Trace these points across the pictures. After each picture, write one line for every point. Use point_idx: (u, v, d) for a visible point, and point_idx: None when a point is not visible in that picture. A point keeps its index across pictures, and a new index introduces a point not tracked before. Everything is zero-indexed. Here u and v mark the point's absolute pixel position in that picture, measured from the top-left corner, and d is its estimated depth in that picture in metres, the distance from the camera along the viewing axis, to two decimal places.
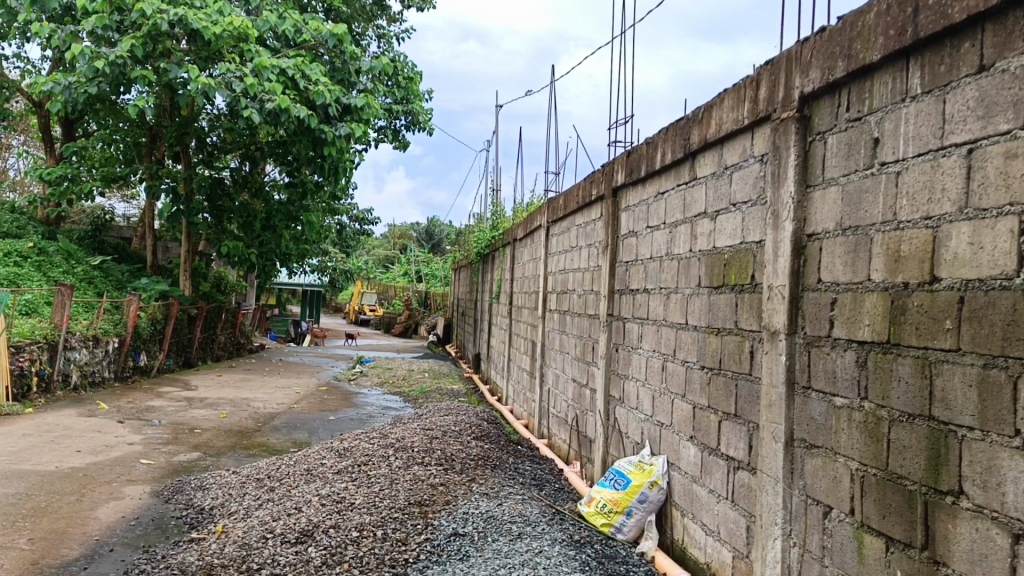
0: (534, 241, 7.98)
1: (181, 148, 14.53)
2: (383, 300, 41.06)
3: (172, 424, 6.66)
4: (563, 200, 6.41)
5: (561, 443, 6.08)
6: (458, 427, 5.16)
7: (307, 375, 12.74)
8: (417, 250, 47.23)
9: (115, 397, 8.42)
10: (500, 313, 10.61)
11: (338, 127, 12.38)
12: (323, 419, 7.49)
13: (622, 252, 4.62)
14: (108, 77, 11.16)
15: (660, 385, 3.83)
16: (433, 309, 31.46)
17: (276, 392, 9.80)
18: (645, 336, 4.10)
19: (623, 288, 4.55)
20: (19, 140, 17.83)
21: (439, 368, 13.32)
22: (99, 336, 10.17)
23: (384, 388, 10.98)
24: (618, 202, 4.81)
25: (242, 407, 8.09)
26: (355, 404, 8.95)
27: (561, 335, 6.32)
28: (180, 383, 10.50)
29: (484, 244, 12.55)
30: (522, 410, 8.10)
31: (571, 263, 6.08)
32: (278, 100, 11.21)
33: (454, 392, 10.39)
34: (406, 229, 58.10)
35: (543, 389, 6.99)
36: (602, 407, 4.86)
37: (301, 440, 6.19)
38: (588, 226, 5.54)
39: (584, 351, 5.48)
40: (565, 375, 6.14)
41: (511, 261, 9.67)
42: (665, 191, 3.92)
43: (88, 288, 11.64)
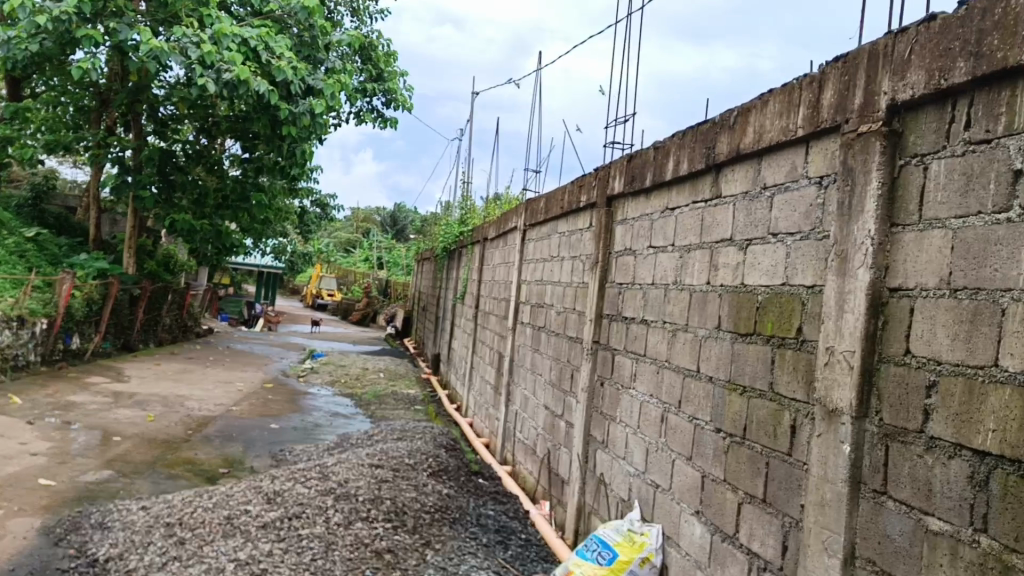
0: (506, 244, 7.35)
1: (132, 117, 13.61)
2: (342, 286, 40.16)
3: (89, 428, 5.90)
4: (544, 203, 5.77)
5: (526, 474, 5.46)
6: (413, 461, 4.49)
7: (254, 367, 11.97)
8: (380, 236, 46.30)
9: (33, 387, 7.61)
10: (464, 316, 9.96)
11: (301, 106, 11.64)
12: (263, 427, 6.78)
13: (615, 271, 4.00)
14: (52, 34, 10.33)
15: (658, 438, 3.22)
16: (393, 298, 30.67)
17: (216, 388, 9.05)
18: (641, 375, 3.49)
19: (614, 315, 3.94)
20: None
21: (395, 367, 12.65)
22: (25, 317, 9.28)
23: (335, 388, 10.28)
24: (612, 213, 4.19)
25: (175, 407, 7.33)
26: (302, 408, 8.26)
27: (534, 353, 5.69)
28: (112, 371, 9.69)
29: (450, 239, 11.92)
30: (482, 426, 7.47)
31: (550, 274, 5.46)
32: (237, 72, 10.40)
33: (410, 398, 9.73)
34: (370, 214, 57.13)
35: (509, 408, 6.36)
36: (580, 447, 4.25)
37: (235, 457, 5.48)
38: (573, 237, 4.91)
39: (560, 377, 4.86)
40: (534, 399, 5.52)
41: (479, 261, 9.02)
42: (677, 208, 3.30)
43: (19, 262, 10.73)
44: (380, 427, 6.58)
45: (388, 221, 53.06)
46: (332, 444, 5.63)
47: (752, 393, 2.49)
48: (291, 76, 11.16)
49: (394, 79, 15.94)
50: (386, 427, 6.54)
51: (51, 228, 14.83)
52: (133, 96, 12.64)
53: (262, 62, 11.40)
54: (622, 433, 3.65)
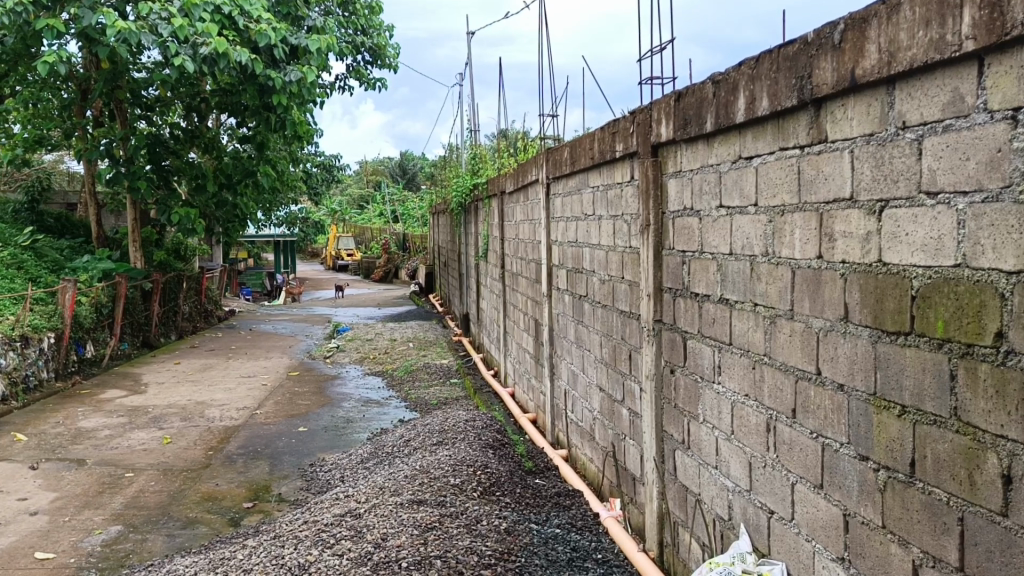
0: (528, 199, 6.61)
1: (115, 103, 12.85)
2: (360, 245, 39.63)
3: (99, 464, 5.33)
4: (570, 152, 5.03)
5: (585, 462, 4.84)
6: (461, 482, 3.86)
7: (278, 352, 11.40)
8: (392, 188, 45.38)
9: (42, 415, 7.05)
10: (490, 275, 9.26)
11: (287, 72, 10.86)
12: (289, 434, 6.19)
13: (676, 236, 3.30)
14: (12, 28, 9.58)
15: (764, 453, 2.55)
16: (412, 252, 29.95)
17: (238, 386, 8.48)
18: (728, 369, 2.80)
19: (682, 290, 3.24)
20: None
21: (423, 334, 12.06)
22: (27, 336, 8.71)
23: (365, 368, 9.71)
24: (661, 163, 3.47)
25: (194, 420, 6.75)
26: (332, 399, 7.69)
27: (578, 326, 5.01)
28: (129, 379, 9.16)
29: (462, 193, 11.21)
30: (526, 400, 6.84)
31: (586, 236, 4.75)
32: (213, 44, 9.57)
33: (444, 369, 9.12)
34: (378, 168, 56.27)
35: (556, 385, 5.70)
36: (651, 444, 3.60)
37: (259, 482, 4.88)
38: (612, 192, 4.19)
39: (616, 358, 4.19)
40: (586, 379, 4.86)
41: (499, 216, 8.29)
42: (758, 157, 2.57)
43: (17, 274, 10.14)
44: (417, 423, 5.97)
45: (398, 170, 52.07)
46: (366, 455, 5.01)
47: (919, 416, 1.79)
48: (273, 39, 10.31)
49: (379, 32, 15.33)
50: (423, 422, 5.93)
51: (52, 230, 14.26)
52: (112, 83, 11.84)
53: (239, 28, 10.55)
54: (709, 438, 2.99)
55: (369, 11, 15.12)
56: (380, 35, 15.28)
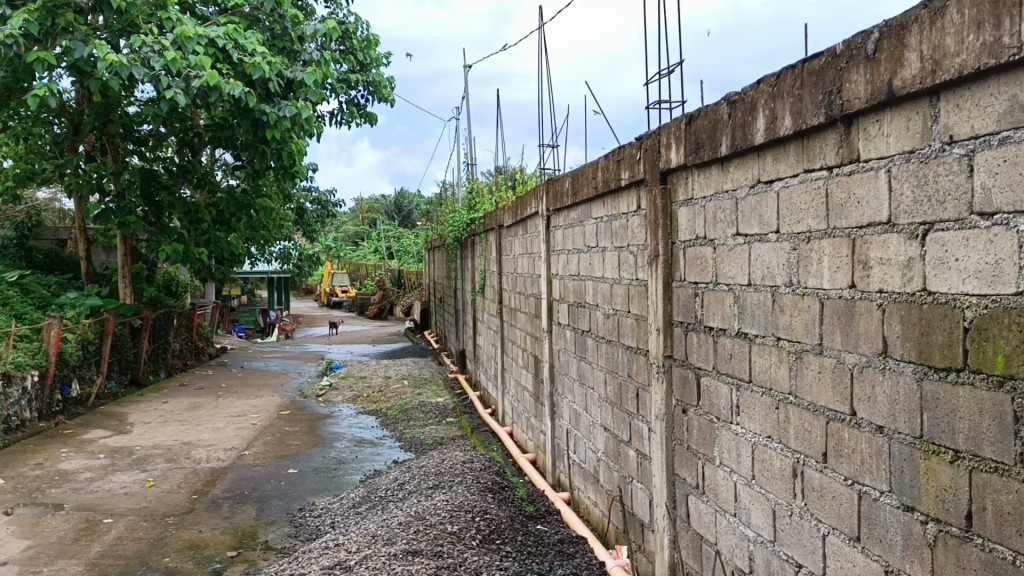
0: (527, 231, 6.45)
1: (106, 139, 12.71)
2: (355, 282, 39.47)
3: (77, 510, 5.08)
4: (571, 183, 4.87)
5: (589, 506, 4.61)
6: (460, 529, 3.63)
7: (269, 390, 11.14)
8: (387, 225, 45.29)
9: (22, 456, 6.80)
10: (487, 310, 9.07)
11: (282, 107, 10.76)
12: (279, 476, 5.95)
13: (687, 267, 3.12)
14: (2, 63, 9.47)
15: (791, 501, 2.35)
16: (407, 288, 29.73)
17: (228, 425, 8.22)
18: (749, 409, 2.61)
19: (695, 324, 3.05)
20: None
21: (418, 371, 11.83)
22: (11, 374, 8.47)
23: (358, 406, 9.47)
24: (670, 191, 3.30)
25: (180, 461, 6.51)
26: (324, 439, 7.44)
27: (580, 362, 4.82)
28: (115, 419, 8.90)
29: (458, 228, 11.07)
30: (525, 440, 6.61)
31: (589, 268, 4.57)
32: (205, 77, 9.46)
33: (440, 407, 8.88)
34: (373, 205, 56.31)
35: (557, 424, 5.48)
36: (661, 488, 3.39)
37: (245, 528, 4.64)
38: (617, 222, 4.02)
39: (622, 396, 3.99)
40: (589, 418, 4.65)
41: (497, 251, 8.12)
42: (780, 180, 2.40)
43: (2, 311, 9.91)
44: (412, 464, 5.74)
45: (393, 208, 52.08)
46: (358, 500, 4.78)
47: (976, 463, 1.60)
48: (267, 73, 10.22)
49: (376, 67, 15.31)
50: (418, 463, 5.70)
51: (41, 266, 14.07)
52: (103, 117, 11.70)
53: (233, 62, 10.46)
54: (727, 483, 2.79)
55: (365, 47, 15.11)
56: (376, 71, 15.28)
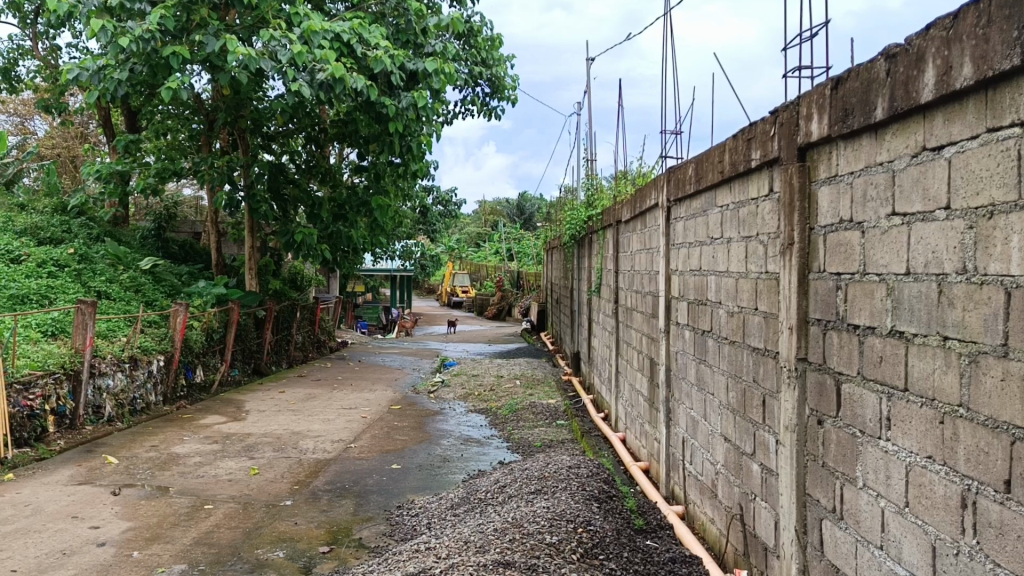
0: (646, 226, 6.06)
1: (238, 133, 12.96)
2: (476, 283, 39.75)
3: (180, 494, 5.05)
4: (696, 169, 4.47)
5: (706, 524, 4.20)
6: (560, 541, 3.31)
7: (383, 385, 11.12)
8: (509, 227, 45.40)
9: (139, 438, 6.91)
10: (603, 311, 8.70)
11: (402, 98, 10.74)
12: (381, 471, 5.79)
13: (828, 255, 2.70)
14: (140, 58, 9.74)
15: (958, 537, 1.92)
16: (526, 290, 29.60)
17: (338, 417, 8.18)
18: (904, 422, 2.18)
19: (836, 322, 2.63)
20: (78, 102, 16.65)
21: (531, 372, 11.56)
22: (137, 358, 8.70)
23: (469, 404, 9.27)
24: (809, 169, 2.88)
25: (287, 451, 6.45)
26: (431, 436, 7.26)
27: (700, 365, 4.41)
28: (233, 405, 9.03)
29: (576, 225, 10.75)
30: (638, 447, 6.21)
31: (713, 262, 4.17)
32: (330, 69, 9.49)
33: (551, 409, 8.57)
34: (496, 207, 56.67)
35: (673, 431, 5.08)
36: (789, 509, 2.98)
37: (341, 524, 4.46)
38: (745, 209, 3.61)
39: (745, 404, 3.59)
40: (708, 427, 4.25)
41: (614, 248, 7.74)
42: (953, 143, 1.97)
43: (133, 296, 10.25)
44: (516, 468, 5.46)
45: (516, 211, 52.22)
46: (456, 501, 4.52)
47: None
48: (390, 66, 10.20)
49: (500, 64, 15.22)
50: (523, 466, 5.41)
51: (176, 256, 14.64)
52: (234, 111, 12.00)
53: (357, 55, 10.48)
54: (872, 509, 2.37)
55: (489, 44, 15.06)
56: (500, 68, 15.19)
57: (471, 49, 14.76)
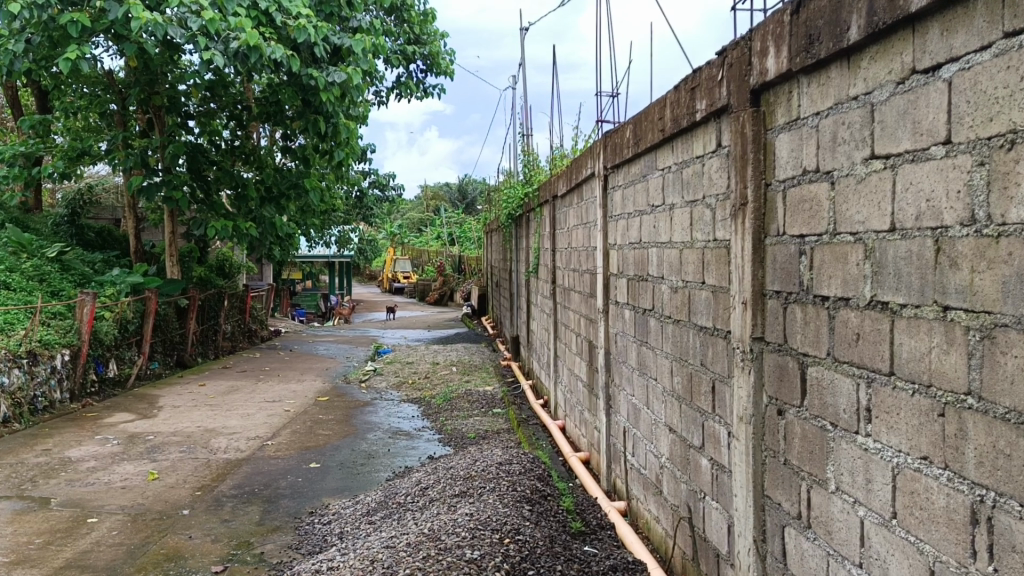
0: (583, 198, 5.62)
1: (152, 111, 12.15)
2: (418, 268, 39.10)
3: (62, 506, 4.46)
4: (633, 131, 4.03)
5: (651, 523, 3.79)
6: (481, 557, 2.85)
7: (313, 375, 10.53)
8: (450, 212, 44.72)
9: (31, 441, 6.25)
10: (541, 293, 8.25)
11: (330, 71, 10.08)
12: (298, 472, 5.27)
13: (788, 215, 2.28)
14: (37, 27, 8.93)
15: (968, 561, 1.51)
16: (468, 274, 29.08)
17: (258, 412, 7.59)
18: (892, 415, 1.75)
19: (799, 293, 2.21)
20: None
21: (469, 358, 11.08)
22: (36, 353, 7.98)
23: (402, 394, 8.76)
24: (764, 115, 2.46)
25: (195, 451, 5.87)
26: (357, 430, 6.74)
27: (641, 348, 3.99)
28: (145, 401, 8.38)
29: (514, 204, 10.27)
30: (578, 437, 5.79)
31: (654, 232, 3.74)
32: (245, 37, 8.77)
33: (488, 397, 8.12)
34: (437, 192, 55.92)
35: (614, 420, 4.66)
36: (745, 514, 2.56)
37: (242, 536, 3.93)
38: (689, 169, 3.18)
39: (692, 392, 3.17)
40: (651, 417, 3.84)
41: (551, 225, 7.29)
42: (957, 59, 1.54)
43: (36, 286, 9.48)
44: (443, 466, 5.00)
45: (458, 195, 51.53)
46: (374, 506, 4.03)
47: None
48: (313, 35, 9.53)
49: (433, 41, 14.66)
50: (450, 464, 4.96)
51: (92, 244, 13.77)
52: (146, 86, 11.24)
53: (276, 25, 9.79)
54: (848, 519, 1.95)
55: (422, 19, 14.48)
56: (434, 45, 14.61)
57: (404, 25, 14.16)
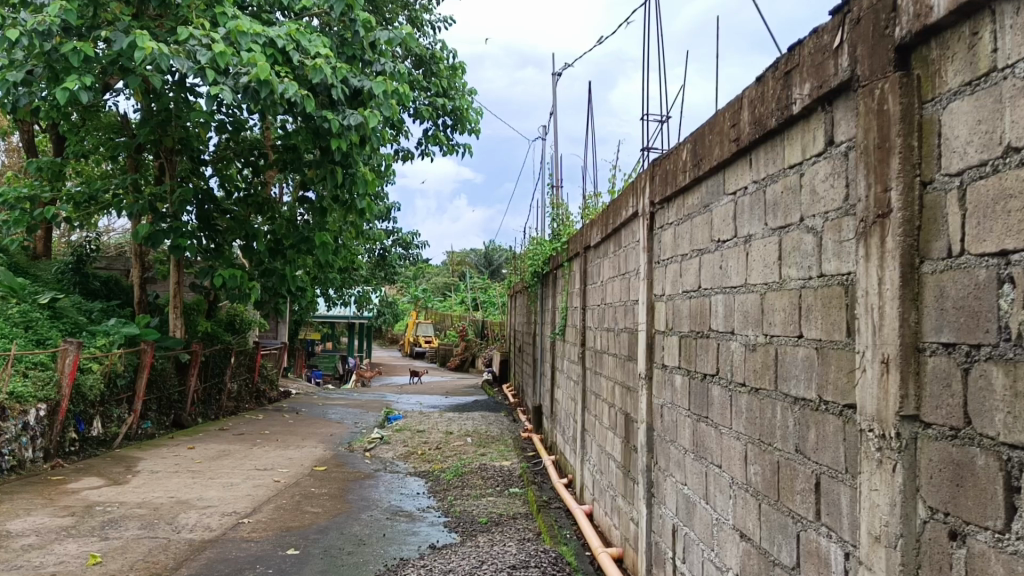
0: (622, 245, 4.81)
1: (164, 156, 11.50)
2: (440, 332, 38.32)
3: None
4: (691, 152, 3.24)
5: None
6: None
7: (315, 441, 9.65)
8: (475, 277, 44.09)
9: None
10: (568, 356, 7.37)
11: (346, 115, 9.39)
12: (270, 561, 4.38)
13: (973, 224, 1.46)
14: (40, 58, 8.40)
15: None
16: (490, 340, 28.18)
17: (244, 482, 6.72)
18: None
19: (1000, 346, 1.37)
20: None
21: (486, 428, 10.15)
22: (6, 407, 7.21)
23: (409, 466, 7.85)
24: (918, 83, 1.65)
25: (157, 529, 5.00)
26: (351, 508, 5.83)
27: (699, 425, 3.13)
28: (125, 465, 7.53)
29: (541, 261, 9.48)
30: (609, 528, 4.86)
31: (720, 275, 2.91)
32: (255, 71, 8.13)
33: (505, 473, 7.19)
34: (463, 257, 55.44)
35: (658, 513, 3.76)
36: None
37: None
38: (778, 184, 2.37)
39: (782, 490, 2.31)
40: (713, 516, 2.96)
41: (581, 280, 6.47)
42: None
43: (21, 335, 8.78)
44: (438, 569, 3.92)
45: (484, 261, 50.99)
46: None
47: None
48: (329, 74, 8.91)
49: (462, 96, 14.07)
50: (448, 567, 3.91)
51: (97, 294, 13.14)
52: (157, 128, 10.64)
53: (293, 64, 9.22)
54: None
55: (451, 73, 13.91)
56: (462, 100, 14.04)
57: (432, 78, 13.61)
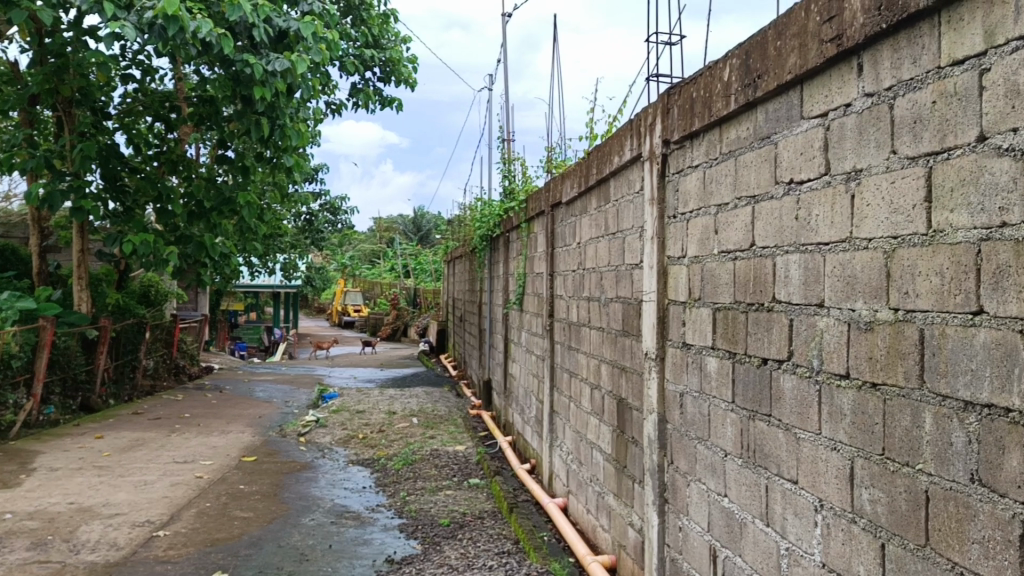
0: (611, 198, 4.05)
1: (63, 108, 10.23)
2: (370, 301, 37.17)
3: None
4: (740, 68, 2.49)
5: None
6: None
7: (242, 425, 8.72)
8: (405, 243, 42.92)
9: None
10: (527, 328, 6.62)
11: (270, 59, 8.34)
12: None
13: None
14: None
15: None
16: (423, 308, 27.28)
17: (160, 480, 5.81)
18: None
19: None
20: None
21: (430, 405, 9.36)
22: None
23: (350, 453, 7.03)
24: None
25: (49, 549, 4.10)
26: (287, 510, 5.00)
27: (753, 421, 2.42)
28: (19, 461, 6.51)
29: (489, 222, 8.67)
30: (596, 530, 4.17)
31: (796, 227, 2.17)
32: (161, 5, 7.04)
33: (458, 460, 6.44)
34: (391, 223, 54.09)
35: (677, 523, 3.07)
36: None
37: None
38: (934, 88, 1.62)
39: (937, 532, 1.60)
40: (779, 544, 2.26)
41: (547, 241, 5.70)
42: None
43: None
44: None
45: (412, 227, 49.72)
46: None
47: None
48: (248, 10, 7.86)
49: (394, 47, 13.07)
50: None
51: None
52: (52, 76, 9.37)
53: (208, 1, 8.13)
54: None
55: (381, 22, 12.88)
56: (394, 52, 13.04)
57: (361, 27, 12.55)
